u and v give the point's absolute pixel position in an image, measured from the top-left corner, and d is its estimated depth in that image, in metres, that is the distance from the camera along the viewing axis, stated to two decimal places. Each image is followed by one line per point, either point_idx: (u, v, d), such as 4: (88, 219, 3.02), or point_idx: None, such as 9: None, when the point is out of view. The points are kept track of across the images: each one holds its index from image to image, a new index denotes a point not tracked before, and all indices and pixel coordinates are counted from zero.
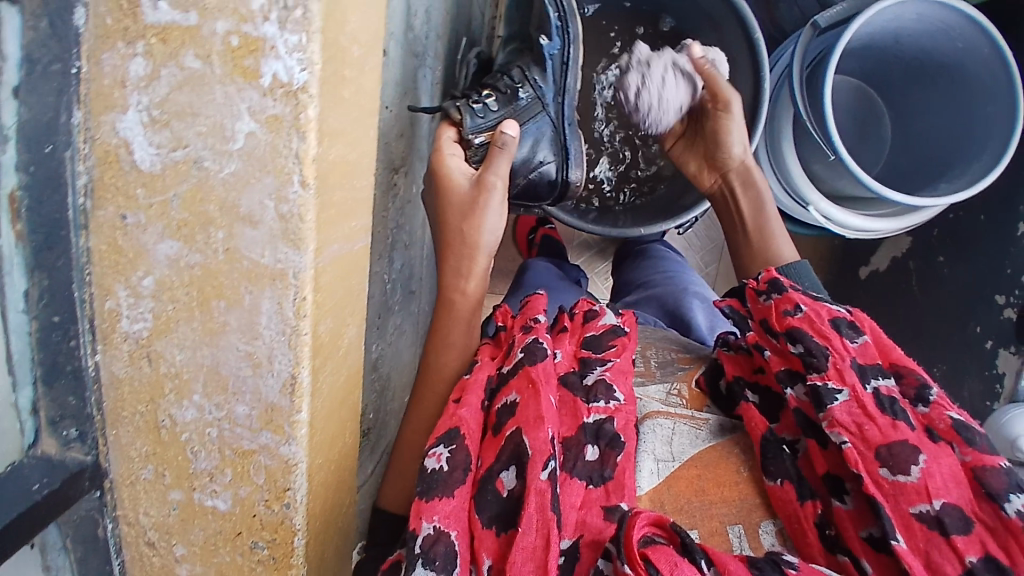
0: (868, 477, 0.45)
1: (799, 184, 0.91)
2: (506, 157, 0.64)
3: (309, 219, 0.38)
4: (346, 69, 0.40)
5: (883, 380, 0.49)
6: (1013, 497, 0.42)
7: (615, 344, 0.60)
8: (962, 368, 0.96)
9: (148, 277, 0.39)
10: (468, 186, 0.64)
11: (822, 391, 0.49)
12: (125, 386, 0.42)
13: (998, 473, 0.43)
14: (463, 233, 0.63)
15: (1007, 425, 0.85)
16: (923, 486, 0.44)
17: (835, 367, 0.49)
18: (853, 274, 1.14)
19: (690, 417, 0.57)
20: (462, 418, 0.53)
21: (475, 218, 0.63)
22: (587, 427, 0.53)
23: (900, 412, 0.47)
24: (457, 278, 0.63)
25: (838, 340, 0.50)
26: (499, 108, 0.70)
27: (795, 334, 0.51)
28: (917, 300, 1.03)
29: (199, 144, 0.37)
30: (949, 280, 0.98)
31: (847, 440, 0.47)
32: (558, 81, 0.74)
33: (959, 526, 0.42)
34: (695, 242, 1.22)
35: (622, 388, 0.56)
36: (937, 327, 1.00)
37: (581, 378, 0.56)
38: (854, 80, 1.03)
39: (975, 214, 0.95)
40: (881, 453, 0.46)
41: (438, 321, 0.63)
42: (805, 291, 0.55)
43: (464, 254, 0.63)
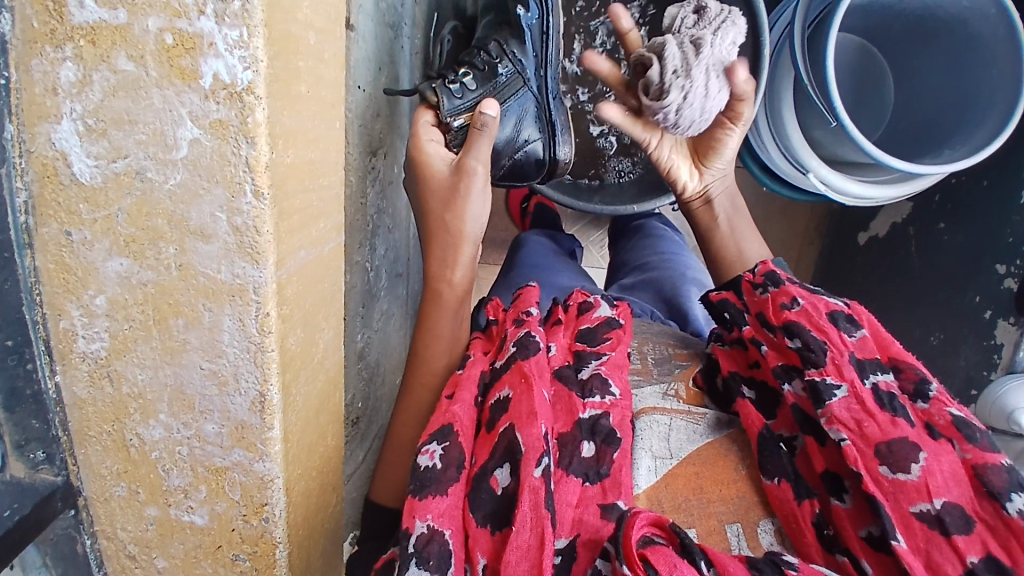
0: (867, 475, 0.44)
1: (798, 151, 0.88)
2: (486, 139, 0.60)
3: (265, 231, 0.35)
4: (299, 61, 0.37)
5: (882, 375, 0.47)
6: (1015, 496, 0.41)
7: (610, 337, 0.58)
8: (962, 338, 0.93)
9: (100, 296, 0.37)
10: (447, 172, 0.61)
11: (821, 387, 0.47)
12: (89, 407, 0.40)
13: (999, 471, 0.42)
14: (446, 221, 0.61)
15: (1004, 398, 0.84)
16: (923, 484, 0.42)
17: (834, 363, 0.48)
18: (853, 239, 1.12)
19: (687, 412, 0.55)
20: (456, 413, 0.52)
21: (457, 206, 0.60)
22: (583, 423, 0.51)
23: (899, 408, 0.46)
24: (443, 269, 0.61)
25: (836, 335, 0.49)
26: (477, 86, 0.66)
27: (793, 328, 0.51)
28: (918, 266, 1.00)
29: (140, 154, 0.34)
30: (949, 247, 0.95)
31: (845, 437, 0.45)
32: (538, 54, 0.71)
33: (959, 525, 0.41)
34: None
35: (617, 383, 0.54)
36: (936, 294, 0.97)
37: (577, 372, 0.55)
38: (857, 38, 0.98)
39: (977, 178, 0.92)
40: (881, 450, 0.44)
41: (426, 314, 0.61)
42: (802, 285, 0.54)
43: (449, 243, 0.61)
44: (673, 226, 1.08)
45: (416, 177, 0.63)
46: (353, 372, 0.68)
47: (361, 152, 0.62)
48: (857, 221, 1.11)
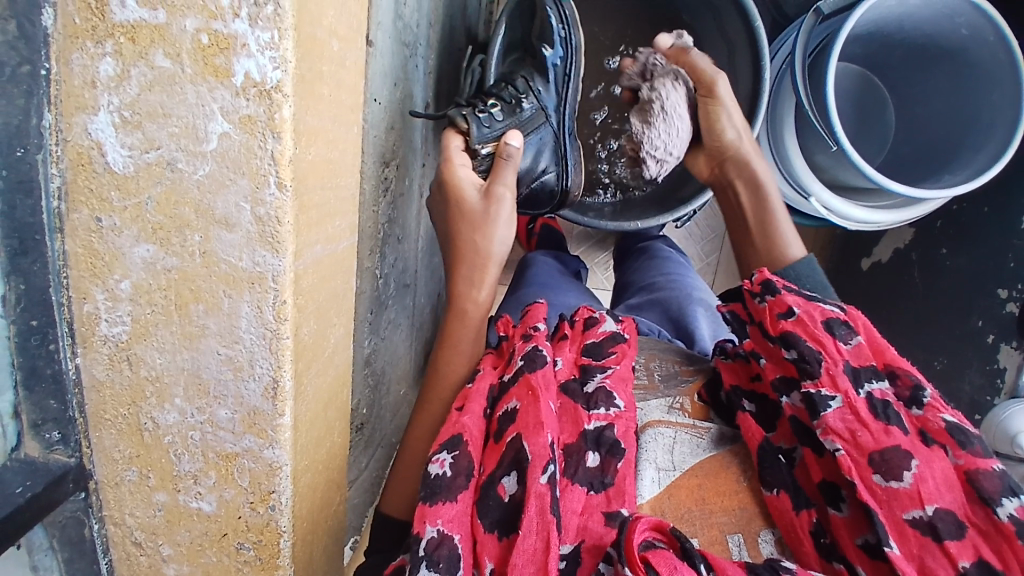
0: (861, 484, 0.44)
1: (801, 176, 0.90)
2: (511, 169, 0.64)
3: (286, 222, 0.37)
4: (323, 65, 0.39)
5: (877, 382, 0.48)
6: (1006, 500, 0.41)
7: (615, 351, 0.59)
8: (962, 361, 0.94)
9: (125, 281, 0.39)
10: (477, 196, 0.62)
11: (816, 399, 0.48)
12: (106, 390, 0.42)
13: (992, 476, 0.42)
14: (475, 244, 0.62)
15: (1006, 421, 0.84)
16: (915, 491, 0.43)
17: (828, 374, 0.48)
18: (855, 264, 1.13)
19: (692, 425, 0.56)
20: (464, 425, 0.52)
21: (488, 228, 0.62)
22: (588, 434, 0.52)
23: (893, 416, 0.46)
24: (468, 288, 0.62)
25: (832, 344, 0.50)
26: (504, 117, 0.68)
27: (789, 339, 0.51)
28: (922, 291, 1.01)
29: (172, 146, 0.36)
30: (951, 272, 0.97)
31: (840, 447, 0.46)
32: (559, 91, 0.73)
33: (952, 531, 0.42)
34: (695, 232, 1.21)
35: (622, 395, 0.55)
36: (938, 319, 0.98)
37: (582, 386, 0.56)
38: (859, 68, 1.01)
39: (979, 204, 0.93)
40: (874, 459, 0.45)
41: (448, 328, 0.62)
42: (796, 290, 0.54)
43: (477, 264, 0.62)
44: (678, 248, 1.10)
45: (444, 197, 0.64)
46: (361, 380, 0.67)
47: (377, 162, 0.62)
48: (859, 247, 1.12)
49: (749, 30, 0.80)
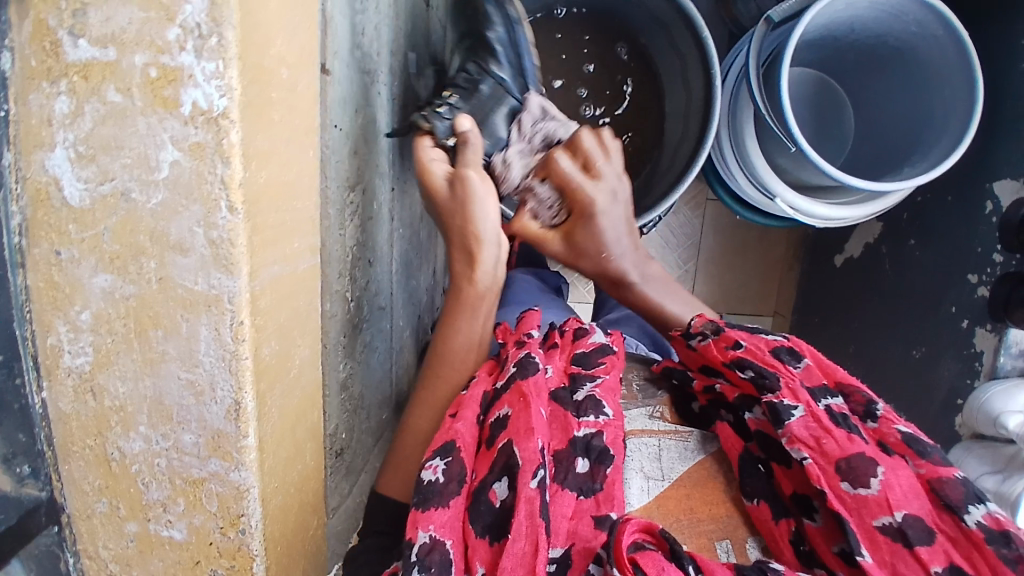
0: (831, 492, 0.45)
1: (764, 179, 0.92)
2: (473, 152, 0.64)
3: (240, 244, 0.38)
4: (272, 91, 0.40)
5: (832, 399, 0.49)
6: (972, 508, 0.42)
7: (604, 361, 0.57)
8: (940, 350, 0.94)
9: (85, 311, 0.40)
10: (447, 188, 0.62)
11: (778, 409, 0.49)
12: (73, 421, 0.42)
13: (955, 484, 0.43)
14: (460, 230, 0.62)
15: (989, 403, 0.84)
16: (883, 498, 0.44)
17: (788, 387, 0.50)
18: (830, 262, 1.17)
19: (675, 431, 0.57)
20: (458, 431, 0.51)
21: (467, 213, 0.61)
22: (577, 441, 0.50)
23: (853, 426, 0.47)
24: (463, 266, 0.63)
25: (783, 367, 0.51)
26: (462, 104, 0.75)
27: (742, 362, 0.53)
28: (898, 284, 1.03)
29: (125, 176, 0.38)
30: (920, 262, 0.99)
31: (807, 456, 0.47)
32: (512, 63, 0.78)
33: (923, 537, 0.42)
34: (671, 239, 1.26)
35: (611, 404, 0.53)
36: (914, 311, 0.99)
37: (572, 394, 0.54)
38: (813, 73, 1.04)
39: (942, 195, 0.96)
40: (841, 467, 0.45)
41: (449, 309, 0.64)
42: (739, 325, 0.56)
43: (467, 247, 0.62)
44: None
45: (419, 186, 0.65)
46: (336, 401, 0.65)
47: (341, 186, 0.63)
48: (830, 245, 1.16)
49: (698, 44, 0.82)
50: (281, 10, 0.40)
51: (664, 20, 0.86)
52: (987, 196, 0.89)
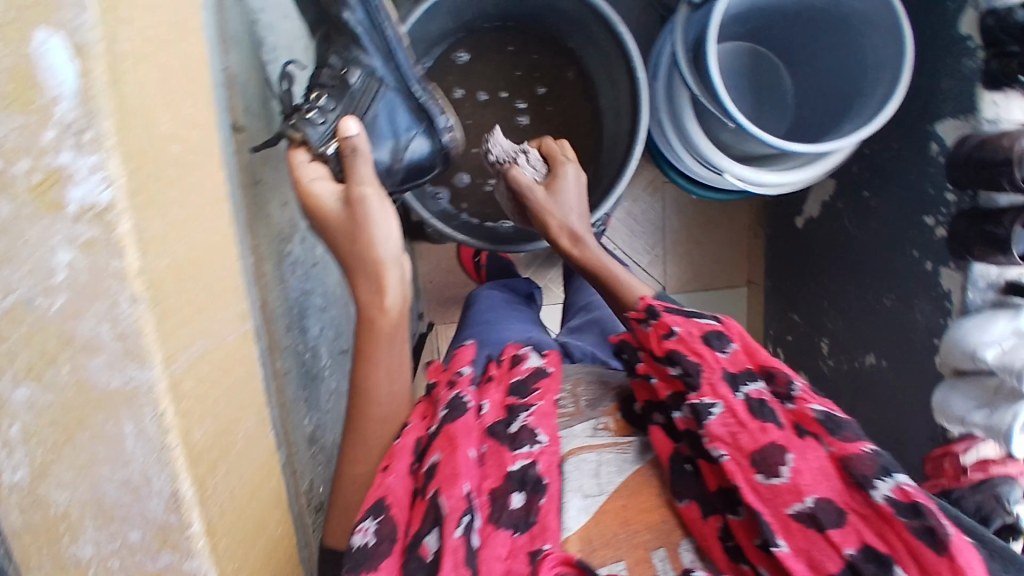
0: (747, 485, 0.52)
1: (709, 155, 0.92)
2: (364, 162, 0.57)
3: (148, 331, 0.37)
4: (166, 170, 0.40)
5: (754, 384, 0.55)
6: (879, 483, 0.48)
7: (539, 387, 0.62)
8: (910, 293, 0.95)
9: (11, 425, 0.39)
10: (340, 209, 0.58)
11: (700, 409, 0.55)
12: (20, 535, 0.41)
13: (864, 460, 0.49)
14: (359, 256, 0.58)
15: (964, 338, 0.85)
16: (794, 486, 0.50)
17: (710, 384, 0.55)
18: (792, 223, 1.17)
19: (615, 444, 0.61)
20: (390, 486, 0.54)
21: (363, 238, 0.58)
22: (513, 475, 0.54)
23: (769, 414, 0.53)
24: (372, 295, 0.60)
25: (710, 355, 0.56)
26: (335, 106, 0.63)
27: (673, 357, 0.58)
28: (860, 233, 1.02)
29: (24, 288, 0.37)
30: (876, 211, 0.99)
31: (725, 453, 0.53)
32: (381, 45, 0.65)
33: (832, 519, 0.49)
34: (636, 228, 1.26)
35: (545, 431, 0.58)
36: (879, 259, 1.00)
37: (508, 426, 0.59)
38: (748, 45, 1.04)
39: (891, 142, 0.96)
40: (755, 459, 0.52)
41: (363, 344, 0.61)
42: (675, 308, 0.60)
43: (370, 273, 0.59)
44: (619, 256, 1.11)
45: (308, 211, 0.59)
46: (306, 456, 0.65)
47: (273, 241, 0.60)
48: (790, 209, 1.17)
49: (616, 39, 0.82)
50: (160, 88, 0.40)
51: (580, 21, 0.86)
52: (931, 137, 0.89)
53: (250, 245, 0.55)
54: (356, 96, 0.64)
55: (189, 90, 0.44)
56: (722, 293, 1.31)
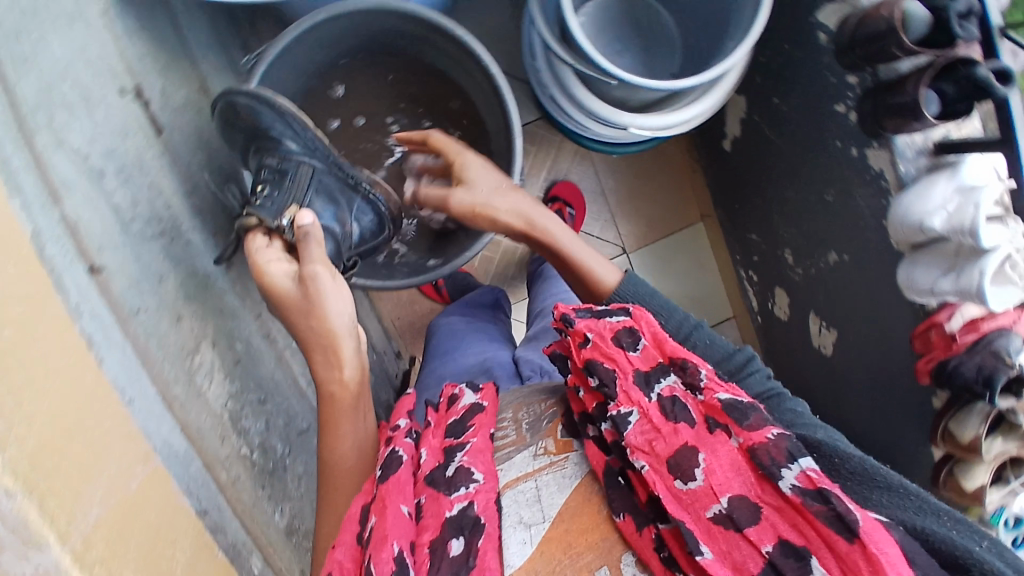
0: (669, 492, 0.57)
1: (609, 117, 0.90)
2: (314, 243, 0.68)
3: (34, 517, 0.34)
4: (29, 334, 0.38)
5: (665, 381, 0.63)
6: (785, 474, 0.53)
7: (472, 425, 0.70)
8: (846, 183, 0.93)
9: None
10: (295, 287, 0.66)
11: (620, 418, 0.61)
12: None
13: (768, 450, 0.55)
14: (314, 329, 0.66)
15: (907, 214, 0.83)
16: (709, 488, 0.56)
17: (626, 392, 0.62)
18: (721, 149, 1.18)
19: (551, 465, 0.67)
20: (337, 560, 0.60)
21: (318, 310, 0.66)
22: (450, 520, 0.60)
23: (680, 414, 0.60)
24: (331, 365, 0.68)
25: (623, 359, 0.64)
26: (279, 193, 0.71)
27: (591, 366, 0.65)
28: (789, 132, 1.00)
29: None
30: (790, 114, 0.99)
31: (645, 462, 0.59)
32: (307, 139, 0.73)
33: (749, 517, 0.54)
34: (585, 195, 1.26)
35: (480, 468, 0.64)
36: (808, 158, 0.98)
37: (445, 471, 0.65)
38: None
39: (782, 44, 0.95)
40: (672, 464, 0.58)
41: (329, 415, 0.69)
42: (588, 314, 0.68)
43: (326, 345, 0.67)
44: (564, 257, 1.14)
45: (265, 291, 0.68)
46: (286, 548, 0.66)
47: (176, 359, 0.56)
48: (715, 133, 1.17)
49: (458, 42, 0.82)
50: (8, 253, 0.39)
51: (419, 36, 0.87)
52: (816, 27, 0.88)
53: (158, 371, 0.52)
54: (294, 181, 0.72)
55: (30, 242, 0.42)
56: (678, 236, 1.30)
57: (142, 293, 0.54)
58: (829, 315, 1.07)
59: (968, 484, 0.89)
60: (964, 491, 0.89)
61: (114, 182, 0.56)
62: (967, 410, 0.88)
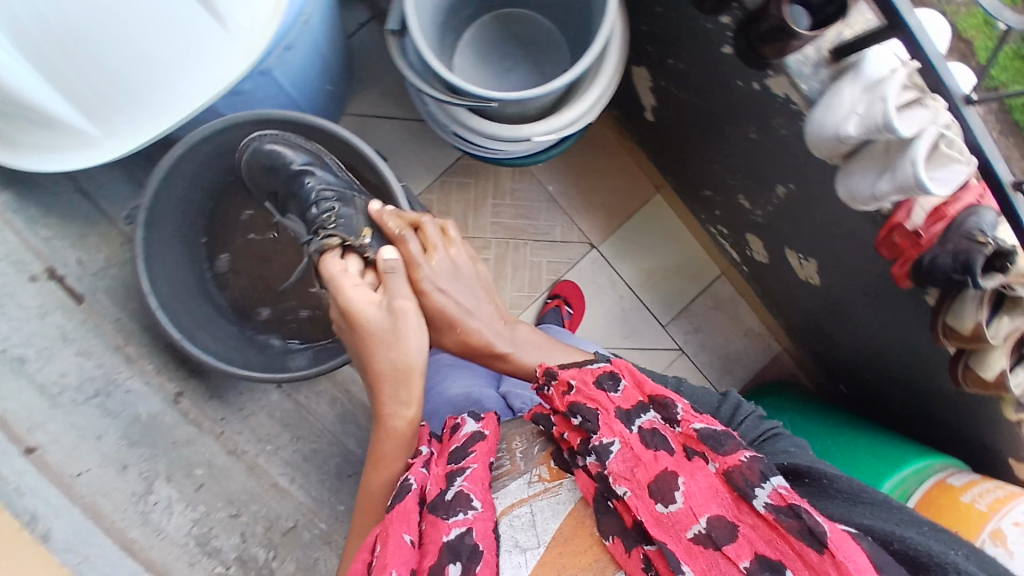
0: (650, 515, 0.61)
1: (513, 133, 0.91)
2: (399, 279, 0.78)
3: None
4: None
5: (645, 415, 0.65)
6: (758, 492, 0.57)
7: (473, 451, 0.71)
8: (764, 115, 0.91)
9: None
10: (382, 316, 0.76)
11: (602, 449, 0.64)
12: None
13: (743, 470, 0.59)
14: (392, 359, 0.76)
15: (822, 130, 0.80)
16: (688, 509, 0.59)
17: (607, 425, 0.65)
18: (644, 119, 1.17)
19: (546, 491, 0.70)
20: None
21: (401, 343, 0.76)
22: (449, 543, 0.63)
23: (659, 442, 0.63)
24: (400, 402, 0.77)
25: (604, 398, 0.67)
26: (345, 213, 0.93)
27: (574, 408, 0.67)
28: (695, 84, 0.99)
29: None
30: (688, 70, 0.98)
31: (627, 490, 0.62)
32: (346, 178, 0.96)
33: (725, 536, 0.58)
34: (533, 212, 1.25)
35: (478, 497, 0.66)
36: (720, 105, 0.97)
37: (444, 496, 0.67)
38: (489, 16, 1.03)
39: (653, 10, 0.97)
40: (653, 489, 0.61)
41: (380, 446, 0.76)
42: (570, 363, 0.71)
43: (400, 378, 0.77)
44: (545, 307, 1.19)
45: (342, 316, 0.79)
46: None
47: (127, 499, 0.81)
48: (636, 107, 1.17)
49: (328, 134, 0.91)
50: None
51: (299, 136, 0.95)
52: None
53: (113, 525, 0.78)
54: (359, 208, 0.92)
55: None
56: (641, 215, 1.29)
57: (80, 458, 0.79)
58: (802, 245, 1.04)
59: (988, 372, 0.86)
60: (987, 381, 0.86)
61: (36, 365, 0.80)
62: (960, 301, 0.83)
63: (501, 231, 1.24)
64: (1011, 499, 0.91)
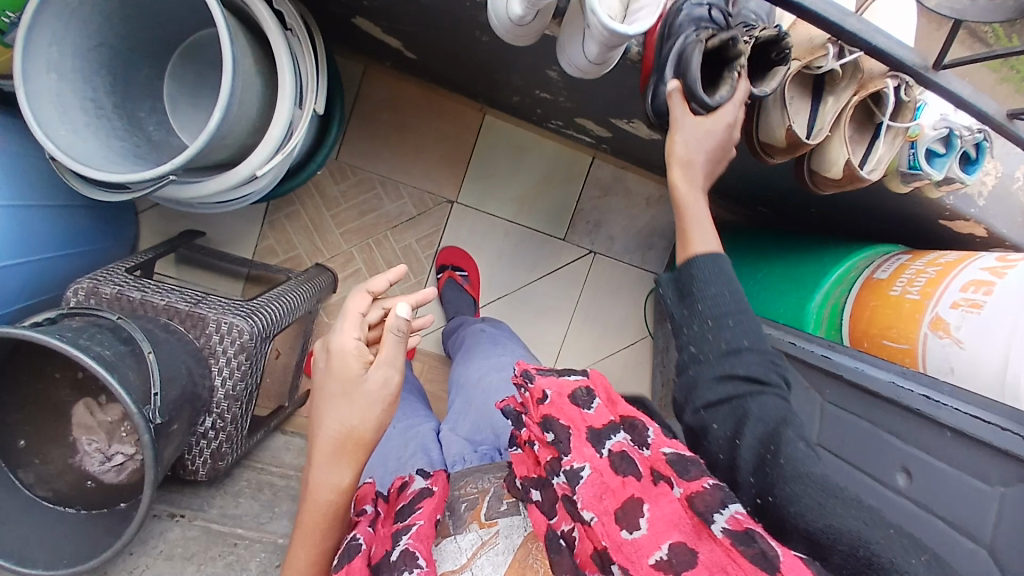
0: (613, 542, 0.50)
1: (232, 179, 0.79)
2: (400, 344, 0.60)
3: None
4: None
5: (615, 438, 0.56)
6: (717, 516, 0.46)
7: (421, 506, 0.64)
8: (469, 18, 0.76)
9: None
10: (369, 379, 0.59)
11: (571, 471, 0.55)
12: None
13: (706, 496, 0.47)
14: (349, 426, 0.59)
15: (506, 25, 0.65)
16: (651, 536, 0.48)
17: (576, 446, 0.56)
18: (412, 60, 1.03)
19: (486, 541, 0.63)
20: None
21: (368, 416, 0.60)
22: None
23: (627, 464, 0.54)
24: (348, 471, 0.61)
25: (576, 413, 0.58)
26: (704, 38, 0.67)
27: (547, 422, 0.59)
28: (401, 13, 0.84)
29: None
30: (384, 5, 0.83)
31: (592, 514, 0.52)
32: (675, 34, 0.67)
33: (687, 562, 0.46)
34: (371, 198, 1.16)
35: (423, 554, 0.57)
36: (435, 21, 0.82)
37: (388, 556, 0.57)
38: (178, 52, 0.93)
39: None
40: (618, 515, 0.51)
41: (304, 515, 0.61)
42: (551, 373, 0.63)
43: (349, 452, 0.60)
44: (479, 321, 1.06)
45: (326, 362, 0.61)
46: None
47: None
48: (396, 54, 1.02)
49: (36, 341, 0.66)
50: None
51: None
52: None
53: None
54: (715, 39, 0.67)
55: None
56: (481, 145, 1.17)
57: None
58: (618, 110, 0.90)
59: (837, 165, 0.71)
60: (838, 179, 0.73)
61: None
62: (766, 113, 0.70)
63: (355, 238, 1.15)
64: (944, 276, 0.77)
